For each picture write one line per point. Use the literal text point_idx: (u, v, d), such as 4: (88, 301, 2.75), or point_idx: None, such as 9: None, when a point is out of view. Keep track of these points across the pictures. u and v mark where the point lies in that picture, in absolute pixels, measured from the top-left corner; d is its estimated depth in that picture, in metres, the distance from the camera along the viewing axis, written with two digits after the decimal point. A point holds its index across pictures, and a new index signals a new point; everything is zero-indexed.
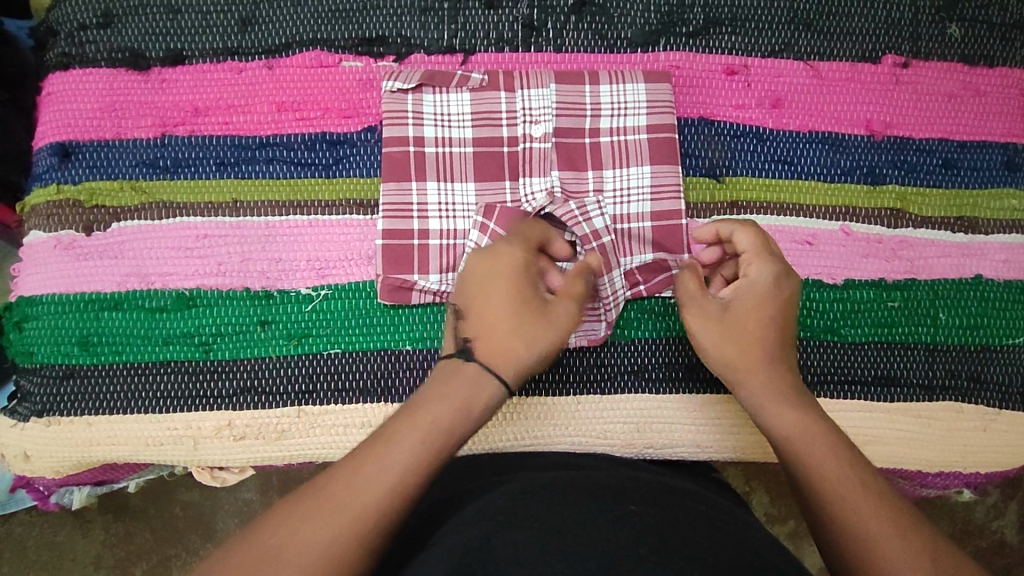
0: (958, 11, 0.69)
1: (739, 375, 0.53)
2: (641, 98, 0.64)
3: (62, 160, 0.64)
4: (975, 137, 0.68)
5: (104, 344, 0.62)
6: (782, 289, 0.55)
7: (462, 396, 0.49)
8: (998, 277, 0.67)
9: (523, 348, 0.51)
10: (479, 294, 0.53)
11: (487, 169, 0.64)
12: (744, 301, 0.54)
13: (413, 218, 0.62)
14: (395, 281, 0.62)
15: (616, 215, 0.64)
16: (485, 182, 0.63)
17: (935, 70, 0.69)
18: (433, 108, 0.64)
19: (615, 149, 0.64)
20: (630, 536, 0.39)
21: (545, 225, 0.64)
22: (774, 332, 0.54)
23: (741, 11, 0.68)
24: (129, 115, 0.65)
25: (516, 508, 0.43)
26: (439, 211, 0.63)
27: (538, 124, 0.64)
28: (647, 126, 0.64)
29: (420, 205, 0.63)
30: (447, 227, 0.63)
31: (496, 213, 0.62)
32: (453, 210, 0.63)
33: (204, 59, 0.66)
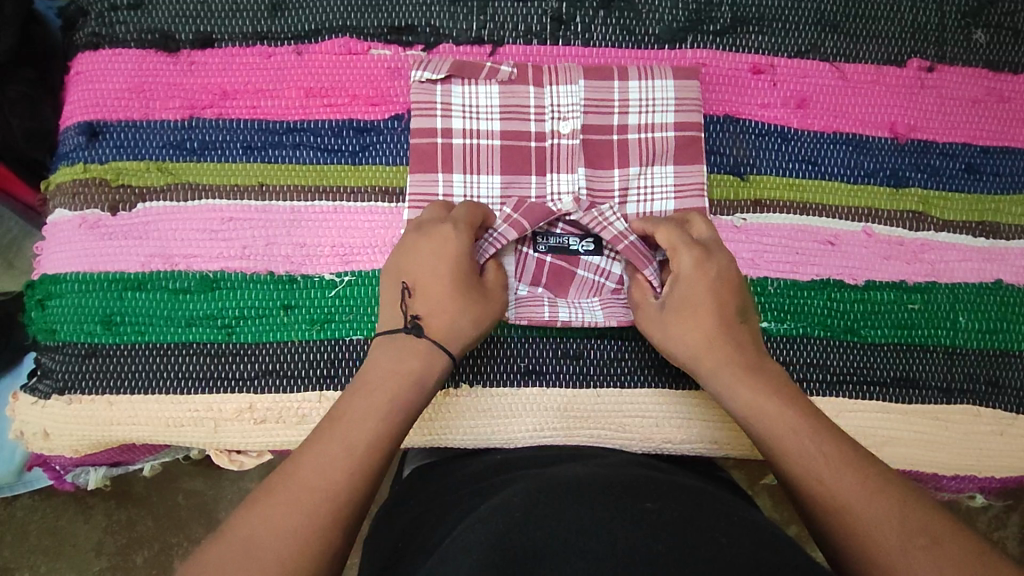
0: (984, 17, 0.69)
1: (696, 364, 0.55)
2: (669, 94, 0.64)
3: (90, 140, 0.65)
4: (998, 142, 0.69)
5: (127, 323, 0.62)
6: (706, 274, 0.56)
7: (414, 363, 0.52)
8: (1018, 282, 0.67)
9: (465, 323, 0.54)
10: (423, 275, 0.55)
11: (514, 162, 0.64)
12: (681, 293, 0.56)
13: None
14: None
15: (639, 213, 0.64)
16: (512, 174, 0.64)
17: (959, 75, 0.69)
18: (461, 99, 0.64)
19: (641, 146, 0.64)
20: (666, 524, 0.39)
21: (568, 226, 0.64)
22: (723, 318, 0.55)
23: (769, 11, 0.68)
24: (157, 96, 0.65)
25: (545, 493, 0.43)
26: None
27: (567, 121, 0.64)
28: (675, 124, 0.64)
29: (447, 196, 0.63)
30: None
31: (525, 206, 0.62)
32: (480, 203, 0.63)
33: (234, 43, 0.66)
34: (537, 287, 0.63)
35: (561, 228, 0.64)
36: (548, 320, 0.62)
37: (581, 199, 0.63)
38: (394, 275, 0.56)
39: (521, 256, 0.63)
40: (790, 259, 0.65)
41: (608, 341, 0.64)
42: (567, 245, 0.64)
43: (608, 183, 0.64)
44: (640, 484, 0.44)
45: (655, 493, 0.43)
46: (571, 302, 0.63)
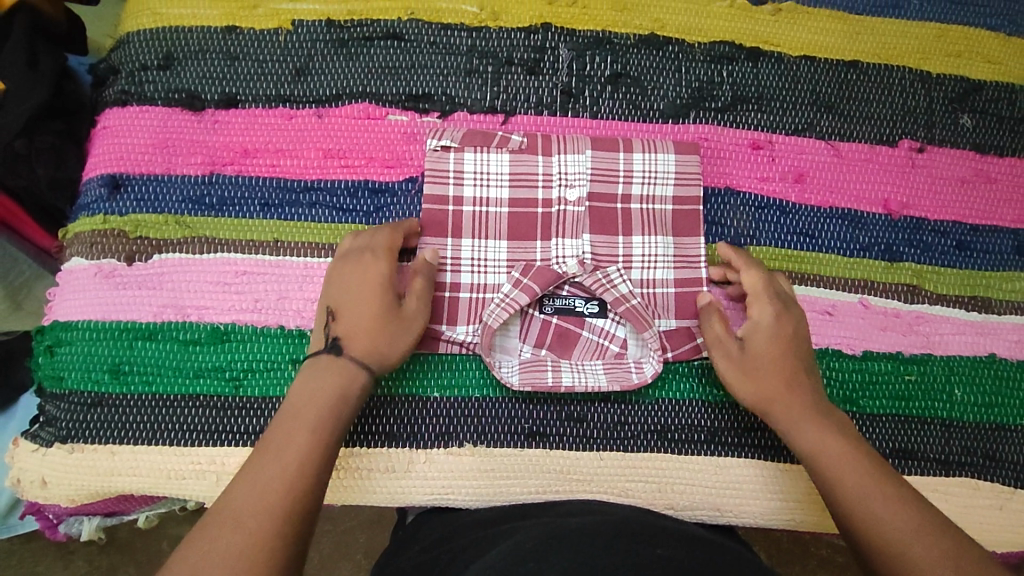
0: (969, 104, 0.74)
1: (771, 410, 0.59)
2: (671, 168, 0.67)
3: (113, 192, 0.67)
4: (987, 221, 0.72)
5: (135, 374, 0.63)
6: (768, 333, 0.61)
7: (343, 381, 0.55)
8: (1010, 356, 0.69)
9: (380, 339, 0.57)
10: (346, 296, 0.59)
11: (519, 221, 0.66)
12: (762, 341, 0.60)
13: (446, 272, 0.65)
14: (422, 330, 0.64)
15: (643, 279, 0.66)
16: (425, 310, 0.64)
17: (949, 156, 0.73)
18: (473, 168, 0.66)
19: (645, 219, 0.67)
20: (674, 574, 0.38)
21: (572, 288, 0.66)
22: (793, 377, 0.59)
23: (767, 91, 0.72)
24: (180, 152, 0.68)
25: (550, 541, 0.43)
26: (472, 266, 0.65)
27: (573, 188, 0.66)
28: (674, 198, 0.67)
29: (456, 260, 0.65)
30: (478, 280, 0.65)
31: (533, 271, 0.64)
32: (486, 266, 0.65)
33: (257, 104, 0.69)
34: (542, 348, 0.65)
35: (567, 290, 0.66)
36: (551, 386, 0.62)
37: (586, 261, 0.65)
38: (326, 295, 0.60)
39: (528, 317, 0.65)
40: None
41: (609, 405, 0.65)
42: (573, 306, 0.66)
43: (614, 252, 0.66)
44: (640, 536, 0.44)
45: (653, 544, 0.43)
46: (575, 365, 0.64)
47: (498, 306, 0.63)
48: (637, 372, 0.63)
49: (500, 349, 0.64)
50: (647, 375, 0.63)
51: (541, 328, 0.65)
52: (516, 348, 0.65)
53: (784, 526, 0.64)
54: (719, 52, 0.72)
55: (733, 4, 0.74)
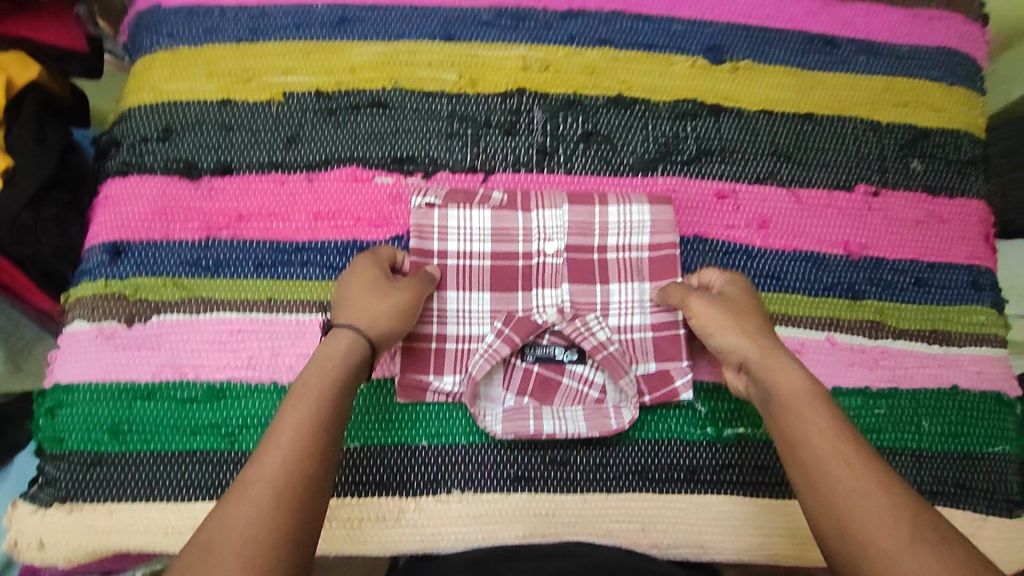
0: (919, 149, 0.79)
1: (749, 354, 0.58)
2: (645, 219, 0.71)
3: (113, 258, 0.70)
4: (942, 258, 0.76)
5: (134, 433, 0.65)
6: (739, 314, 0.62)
7: (336, 360, 0.56)
8: (973, 387, 0.72)
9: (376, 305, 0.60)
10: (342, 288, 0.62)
11: (502, 273, 0.70)
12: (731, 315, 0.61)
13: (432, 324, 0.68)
14: (411, 381, 0.66)
15: (621, 325, 0.70)
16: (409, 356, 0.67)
17: (903, 199, 0.77)
18: (456, 223, 0.70)
19: (622, 268, 0.71)
20: None
21: (553, 336, 0.69)
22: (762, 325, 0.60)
23: (729, 144, 0.77)
24: (178, 218, 0.72)
25: None
26: (457, 317, 0.69)
27: (551, 241, 0.71)
28: (650, 246, 0.71)
29: (442, 312, 0.68)
30: (462, 331, 0.69)
31: (514, 321, 0.67)
32: (470, 317, 0.69)
33: (250, 171, 0.73)
34: (525, 395, 0.68)
35: (547, 339, 0.69)
36: (533, 434, 0.65)
37: (565, 309, 0.69)
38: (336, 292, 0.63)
39: (510, 367, 0.68)
40: None
41: (592, 448, 0.67)
42: (553, 354, 0.69)
43: (591, 299, 0.70)
44: None
45: None
46: (556, 412, 0.67)
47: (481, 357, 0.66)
48: (615, 418, 0.66)
49: (484, 399, 0.67)
50: (624, 421, 0.66)
51: (522, 377, 0.68)
52: (500, 396, 0.68)
53: (766, 560, 0.66)
54: (682, 109, 0.78)
55: (693, 65, 0.80)
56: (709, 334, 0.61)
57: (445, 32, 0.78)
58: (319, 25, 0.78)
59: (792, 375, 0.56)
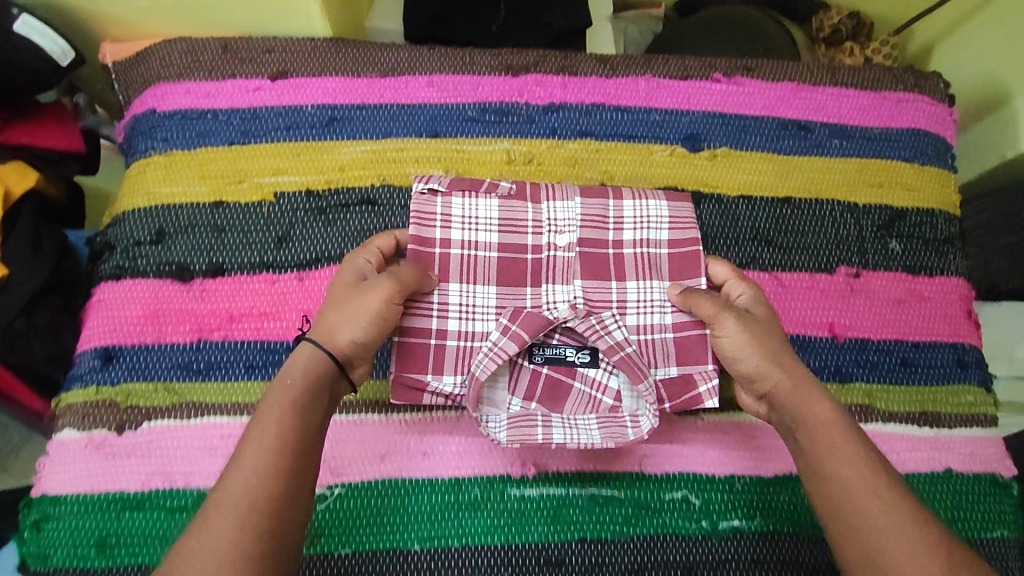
0: (896, 229, 0.81)
1: (778, 381, 0.61)
2: (663, 213, 0.73)
3: (105, 364, 0.70)
4: (927, 337, 0.77)
5: (122, 545, 0.65)
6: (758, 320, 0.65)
7: (294, 377, 0.57)
8: (966, 469, 0.72)
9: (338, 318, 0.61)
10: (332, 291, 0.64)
11: (509, 266, 0.71)
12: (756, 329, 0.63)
13: (434, 318, 0.68)
14: (407, 381, 0.66)
15: (638, 325, 0.71)
16: (405, 360, 0.66)
17: (884, 279, 0.79)
18: (461, 212, 0.71)
19: (638, 260, 0.73)
20: None
21: (564, 335, 0.69)
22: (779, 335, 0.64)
23: (710, 231, 0.80)
24: (169, 321, 0.72)
25: None
26: (459, 312, 0.69)
27: (563, 233, 0.72)
28: (668, 241, 0.73)
29: (442, 305, 0.68)
30: (465, 327, 0.69)
31: (520, 317, 0.67)
32: (474, 313, 0.69)
33: (242, 271, 0.75)
34: (532, 402, 0.67)
35: (557, 337, 0.69)
36: (542, 443, 0.64)
37: (577, 305, 0.71)
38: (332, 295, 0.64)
39: (518, 366, 0.68)
40: (751, 455, 0.71)
41: (586, 546, 0.67)
42: (564, 354, 0.68)
43: (606, 297, 0.71)
44: None
45: None
46: (566, 418, 0.66)
47: (486, 356, 0.65)
48: (632, 424, 0.66)
49: (488, 403, 0.66)
50: (642, 431, 0.64)
51: (529, 380, 0.68)
52: (504, 401, 0.67)
53: None
54: None
55: (672, 153, 0.83)
56: (733, 358, 0.63)
57: (432, 129, 0.82)
58: (309, 125, 0.81)
59: (822, 406, 0.58)
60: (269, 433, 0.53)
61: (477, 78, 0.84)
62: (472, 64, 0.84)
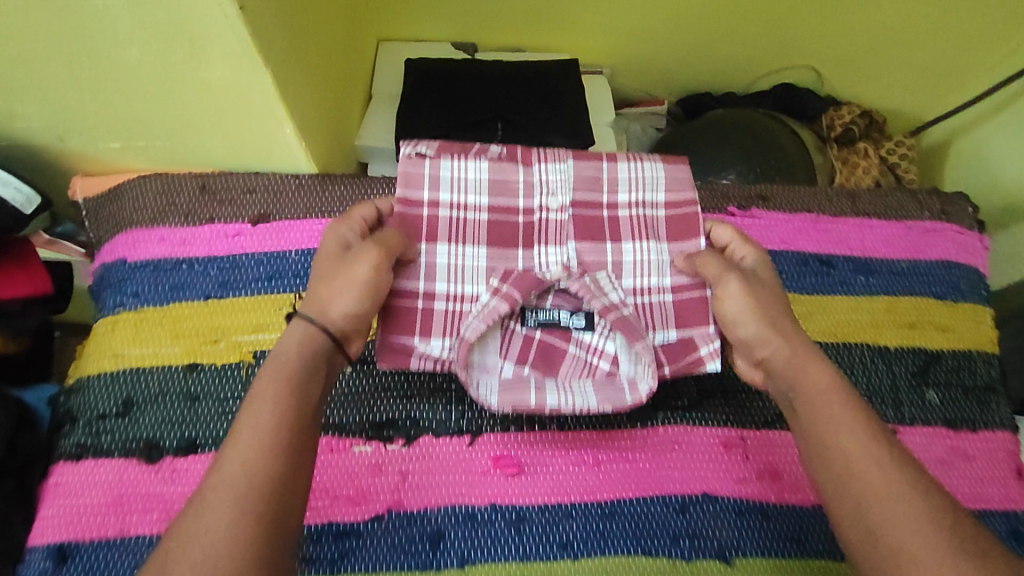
0: (932, 376, 0.74)
1: (775, 347, 0.58)
2: (659, 176, 0.69)
3: (58, 565, 0.62)
4: (976, 505, 0.69)
5: None
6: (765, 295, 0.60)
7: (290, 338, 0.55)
8: None
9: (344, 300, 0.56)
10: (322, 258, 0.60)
11: (499, 231, 0.66)
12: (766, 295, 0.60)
13: (420, 290, 0.63)
14: (395, 344, 0.62)
15: (636, 288, 0.66)
16: (392, 322, 0.62)
17: (924, 435, 0.71)
18: (450, 175, 0.65)
19: (636, 223, 0.68)
20: None
21: (558, 297, 0.65)
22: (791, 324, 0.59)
23: (730, 384, 0.74)
24: (135, 508, 0.65)
25: None
26: (448, 275, 0.64)
27: (555, 197, 0.68)
28: (664, 204, 0.69)
29: (430, 260, 0.64)
30: (454, 290, 0.64)
31: (513, 276, 0.63)
32: (465, 286, 0.64)
33: (216, 446, 0.67)
34: (526, 366, 0.63)
35: (550, 302, 0.65)
36: (535, 407, 0.60)
37: (570, 267, 0.66)
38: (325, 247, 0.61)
39: (509, 332, 0.63)
40: None
41: None
42: (558, 318, 0.64)
43: (601, 259, 0.67)
44: None
45: None
46: (560, 385, 0.62)
47: (477, 318, 0.60)
48: (630, 391, 0.61)
49: (478, 369, 0.61)
50: (641, 395, 0.60)
51: (521, 346, 0.63)
52: (496, 367, 0.62)
53: None
54: None
55: None
56: (766, 353, 0.58)
57: None
58: (293, 274, 0.75)
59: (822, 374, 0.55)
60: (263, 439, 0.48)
61: None
62: None
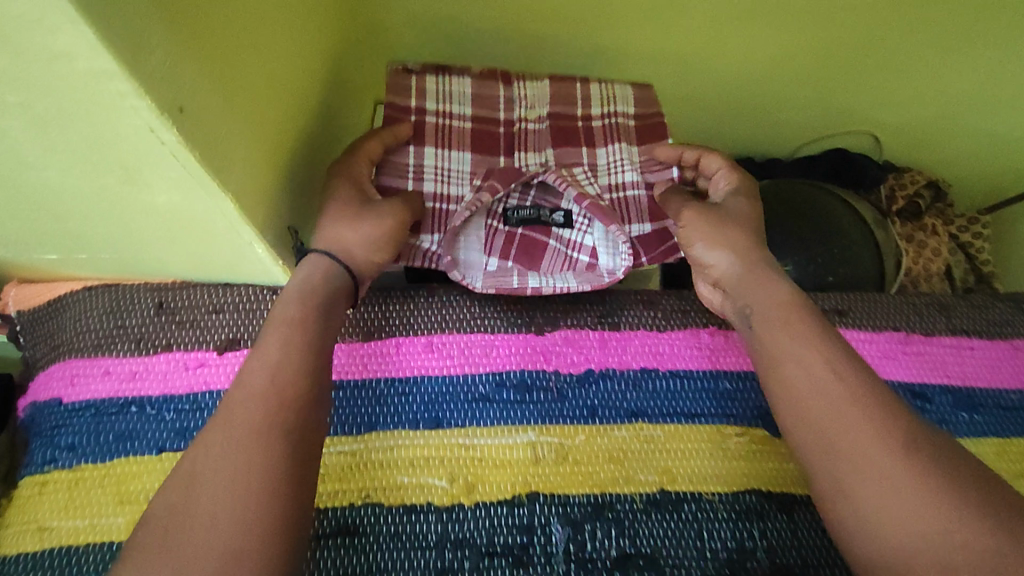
0: None
1: (728, 261, 0.63)
2: (633, 155, 0.80)
3: None
4: None
5: None
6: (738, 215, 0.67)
7: (313, 274, 0.59)
8: None
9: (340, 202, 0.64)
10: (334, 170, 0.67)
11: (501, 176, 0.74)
12: (735, 216, 0.67)
13: (430, 200, 0.74)
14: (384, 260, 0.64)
15: (610, 185, 0.78)
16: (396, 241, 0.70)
17: None
18: (434, 162, 0.76)
19: (605, 129, 0.81)
20: None
21: (540, 193, 0.77)
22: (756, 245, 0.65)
23: (810, 557, 0.58)
24: None
25: None
26: (436, 175, 0.75)
27: (533, 158, 0.78)
28: (644, 185, 0.78)
29: (420, 169, 0.75)
30: (441, 189, 0.75)
31: (504, 176, 0.74)
32: (451, 175, 0.76)
33: None
34: (508, 261, 0.72)
35: (531, 197, 0.76)
36: (516, 288, 0.67)
37: (548, 164, 0.78)
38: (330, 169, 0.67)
39: (492, 230, 0.74)
40: None
41: None
42: (539, 215, 0.75)
43: (578, 159, 0.79)
44: None
45: None
46: (543, 275, 0.71)
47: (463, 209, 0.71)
48: (609, 275, 0.69)
49: (466, 266, 0.70)
50: (619, 276, 0.69)
51: (503, 242, 0.73)
52: (481, 262, 0.71)
53: None
54: (744, 504, 0.60)
55: (750, 441, 0.64)
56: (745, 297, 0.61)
57: (433, 415, 0.63)
58: None
59: (774, 293, 0.59)
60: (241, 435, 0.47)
61: (491, 337, 0.67)
62: (483, 320, 0.68)
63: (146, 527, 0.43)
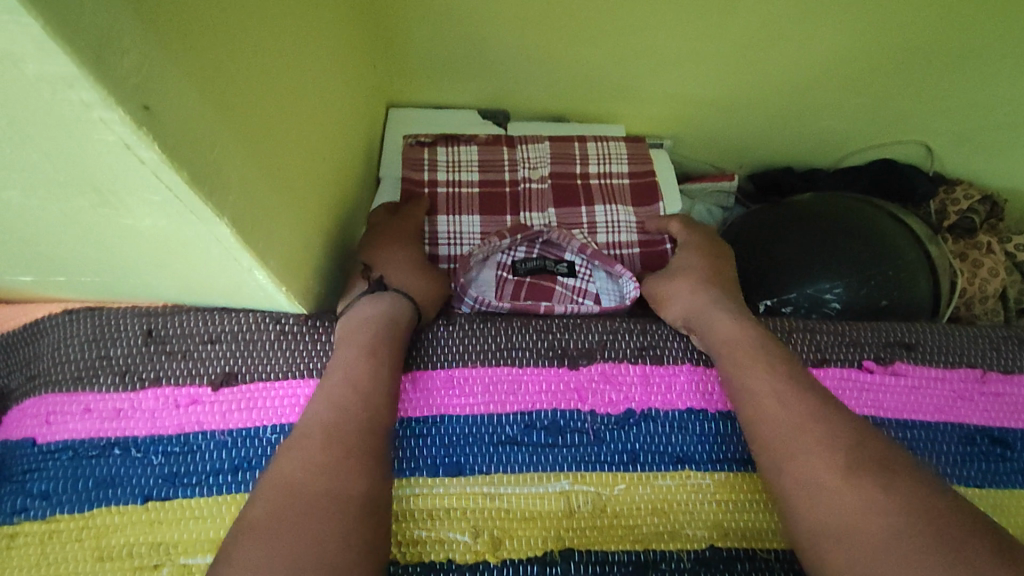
0: None
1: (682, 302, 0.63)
2: (630, 218, 0.77)
3: None
4: None
5: None
6: (698, 262, 0.69)
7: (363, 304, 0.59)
8: None
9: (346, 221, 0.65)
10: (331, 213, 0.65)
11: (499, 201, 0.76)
12: (691, 261, 0.68)
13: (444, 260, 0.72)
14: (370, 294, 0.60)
15: (609, 243, 0.75)
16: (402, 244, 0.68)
17: None
18: (446, 228, 0.74)
19: (602, 187, 0.78)
20: None
21: (544, 247, 0.72)
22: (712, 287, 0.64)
23: None
24: None
25: None
26: (449, 239, 0.73)
27: (536, 215, 0.76)
28: (638, 242, 0.76)
29: (434, 233, 0.73)
30: (454, 252, 0.73)
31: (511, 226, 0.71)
32: (461, 235, 0.74)
33: None
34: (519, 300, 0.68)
35: (538, 250, 0.72)
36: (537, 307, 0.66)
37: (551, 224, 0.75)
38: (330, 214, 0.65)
39: (502, 280, 0.70)
40: None
41: None
42: (546, 264, 0.71)
43: (577, 218, 0.76)
44: None
45: None
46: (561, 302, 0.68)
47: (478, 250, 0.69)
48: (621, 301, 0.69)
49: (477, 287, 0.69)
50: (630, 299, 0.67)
51: (513, 288, 0.70)
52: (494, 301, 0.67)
53: None
54: None
55: None
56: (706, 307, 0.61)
57: (452, 460, 0.56)
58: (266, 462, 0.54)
59: (721, 327, 0.59)
60: (314, 443, 0.47)
61: (518, 371, 0.59)
62: (509, 351, 0.60)
63: (241, 532, 0.42)
